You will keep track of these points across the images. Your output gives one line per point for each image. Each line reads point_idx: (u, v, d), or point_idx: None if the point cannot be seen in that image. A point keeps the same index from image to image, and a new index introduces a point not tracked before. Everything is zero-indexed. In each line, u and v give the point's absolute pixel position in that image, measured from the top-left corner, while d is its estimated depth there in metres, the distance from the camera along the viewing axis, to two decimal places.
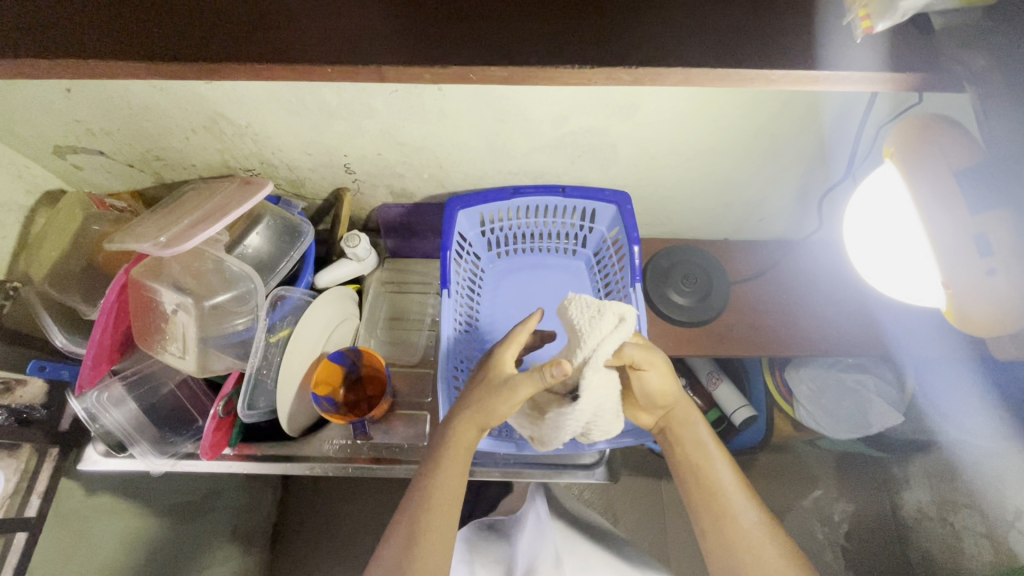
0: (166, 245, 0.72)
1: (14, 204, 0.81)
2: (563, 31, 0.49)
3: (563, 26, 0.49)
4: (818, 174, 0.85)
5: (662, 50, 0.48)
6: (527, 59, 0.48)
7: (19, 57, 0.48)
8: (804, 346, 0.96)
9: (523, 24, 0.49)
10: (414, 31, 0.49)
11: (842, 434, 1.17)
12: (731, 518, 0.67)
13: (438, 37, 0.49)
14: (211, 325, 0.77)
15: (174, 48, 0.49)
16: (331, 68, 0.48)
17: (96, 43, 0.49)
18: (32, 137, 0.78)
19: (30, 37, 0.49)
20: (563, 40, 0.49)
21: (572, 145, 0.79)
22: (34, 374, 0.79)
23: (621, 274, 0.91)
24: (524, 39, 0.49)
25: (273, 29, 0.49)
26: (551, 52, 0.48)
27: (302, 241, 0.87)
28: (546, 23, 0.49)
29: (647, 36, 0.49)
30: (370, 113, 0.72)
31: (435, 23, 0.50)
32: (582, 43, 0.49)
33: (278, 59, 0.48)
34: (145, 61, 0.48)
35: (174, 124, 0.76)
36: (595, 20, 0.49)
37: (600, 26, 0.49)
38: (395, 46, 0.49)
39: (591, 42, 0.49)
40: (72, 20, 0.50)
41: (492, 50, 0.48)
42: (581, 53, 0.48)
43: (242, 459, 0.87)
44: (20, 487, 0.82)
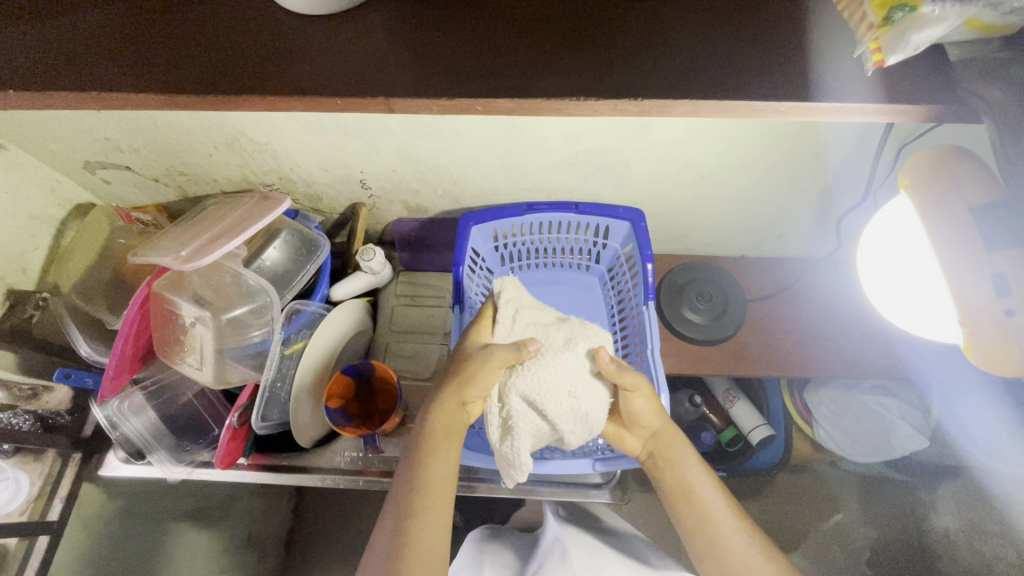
0: (186, 259, 0.74)
1: (45, 218, 0.84)
2: (568, 64, 0.50)
3: (571, 60, 0.50)
4: (837, 194, 0.83)
5: (668, 81, 0.48)
6: (533, 91, 0.48)
7: (46, 91, 0.50)
8: (823, 368, 0.94)
9: (531, 58, 0.50)
10: (423, 63, 0.50)
11: (862, 458, 1.14)
12: (716, 540, 0.66)
13: (446, 69, 0.50)
14: (228, 337, 0.78)
15: (190, 81, 0.51)
16: (340, 101, 0.49)
17: (120, 77, 0.51)
18: (65, 153, 0.82)
19: (59, 72, 0.51)
20: (570, 73, 0.49)
21: (586, 163, 0.79)
22: (60, 381, 0.82)
23: (635, 290, 0.90)
24: (531, 72, 0.49)
25: (286, 64, 0.51)
26: (557, 85, 0.49)
27: (320, 251, 0.88)
28: (553, 56, 0.50)
29: (653, 68, 0.49)
30: (385, 132, 0.74)
31: (445, 56, 0.51)
32: (587, 76, 0.49)
33: (289, 92, 0.49)
34: (163, 94, 0.50)
35: (196, 142, 0.78)
36: (601, 52, 0.50)
37: (606, 60, 0.50)
38: (405, 78, 0.50)
39: (596, 75, 0.49)
40: (100, 56, 0.52)
41: (498, 82, 0.49)
42: (586, 88, 0.48)
43: (257, 469, 0.88)
44: (43, 491, 0.85)
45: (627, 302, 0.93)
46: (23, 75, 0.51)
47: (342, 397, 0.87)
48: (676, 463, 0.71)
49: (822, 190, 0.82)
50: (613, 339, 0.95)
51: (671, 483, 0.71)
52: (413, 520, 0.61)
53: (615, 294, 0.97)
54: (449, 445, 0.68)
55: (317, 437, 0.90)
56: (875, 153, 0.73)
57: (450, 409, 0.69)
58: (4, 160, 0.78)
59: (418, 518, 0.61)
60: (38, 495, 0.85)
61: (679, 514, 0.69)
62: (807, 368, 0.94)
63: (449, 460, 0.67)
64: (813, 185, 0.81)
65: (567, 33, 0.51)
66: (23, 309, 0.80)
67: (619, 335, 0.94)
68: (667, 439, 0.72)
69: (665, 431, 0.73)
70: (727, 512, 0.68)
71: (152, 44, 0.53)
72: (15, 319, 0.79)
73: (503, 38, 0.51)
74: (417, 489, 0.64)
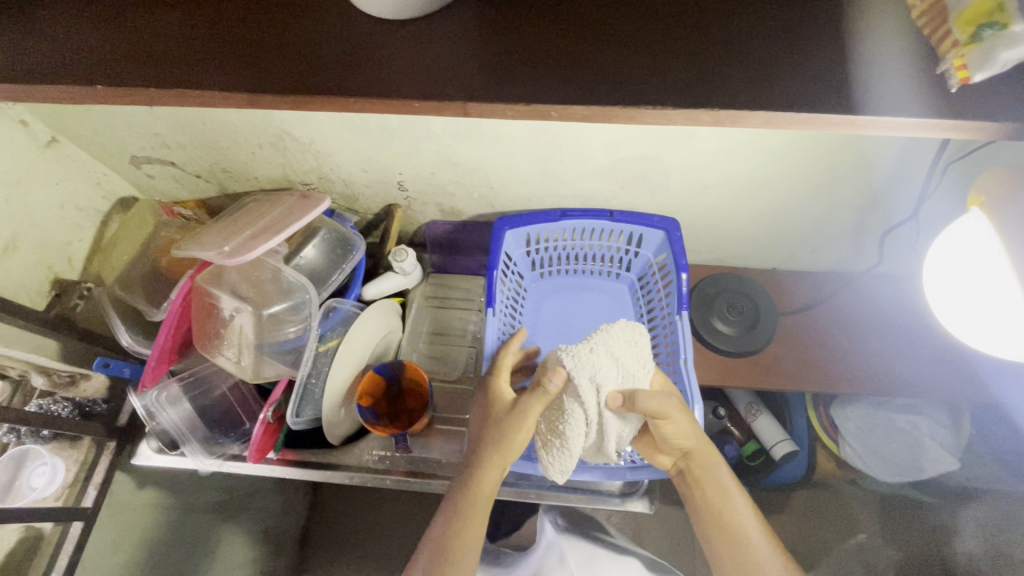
0: (229, 254, 0.75)
1: (91, 210, 0.86)
2: (637, 58, 0.49)
3: (639, 56, 0.49)
4: (878, 208, 0.82)
5: (736, 90, 0.47)
6: (604, 85, 0.47)
7: (108, 83, 0.50)
8: (858, 384, 0.92)
9: (598, 52, 0.49)
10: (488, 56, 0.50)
11: (889, 477, 1.13)
12: (750, 549, 0.72)
13: (515, 60, 0.49)
14: (265, 332, 0.79)
15: (250, 79, 0.50)
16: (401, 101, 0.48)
17: (175, 71, 0.51)
18: (113, 147, 0.83)
19: (127, 68, 0.52)
20: (639, 67, 0.48)
21: (624, 170, 0.79)
22: (99, 369, 0.83)
23: (667, 300, 0.90)
24: (596, 77, 0.48)
25: (349, 62, 0.51)
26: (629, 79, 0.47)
27: (354, 252, 0.89)
28: (622, 51, 0.49)
29: (721, 78, 0.48)
30: (428, 134, 0.75)
31: (509, 56, 0.49)
32: (651, 78, 0.48)
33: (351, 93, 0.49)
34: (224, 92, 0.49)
35: (242, 140, 0.80)
36: (669, 51, 0.49)
37: (675, 58, 0.49)
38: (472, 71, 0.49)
39: (665, 72, 0.48)
40: (160, 49, 0.52)
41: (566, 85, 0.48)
42: (656, 83, 0.47)
43: (286, 464, 0.89)
44: (78, 478, 0.87)
45: (659, 311, 0.92)
46: (98, 66, 0.52)
47: (373, 393, 0.88)
48: (713, 480, 0.76)
49: (863, 203, 0.82)
50: None
51: (702, 498, 0.76)
52: (460, 538, 0.68)
53: (645, 302, 0.97)
54: (482, 503, 0.71)
55: (346, 435, 0.91)
56: (925, 165, 0.73)
57: (491, 460, 0.71)
58: (56, 153, 0.80)
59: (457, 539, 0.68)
60: (71, 482, 0.87)
61: (705, 524, 0.76)
62: (842, 384, 0.92)
63: (479, 512, 0.70)
64: (855, 199, 0.80)
65: (634, 29, 0.50)
66: (70, 298, 0.84)
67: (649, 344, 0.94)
68: (701, 459, 0.76)
69: (699, 454, 0.76)
70: (757, 524, 0.74)
71: (221, 36, 0.53)
72: (61, 308, 0.83)
73: (570, 31, 0.50)
74: (468, 516, 0.69)
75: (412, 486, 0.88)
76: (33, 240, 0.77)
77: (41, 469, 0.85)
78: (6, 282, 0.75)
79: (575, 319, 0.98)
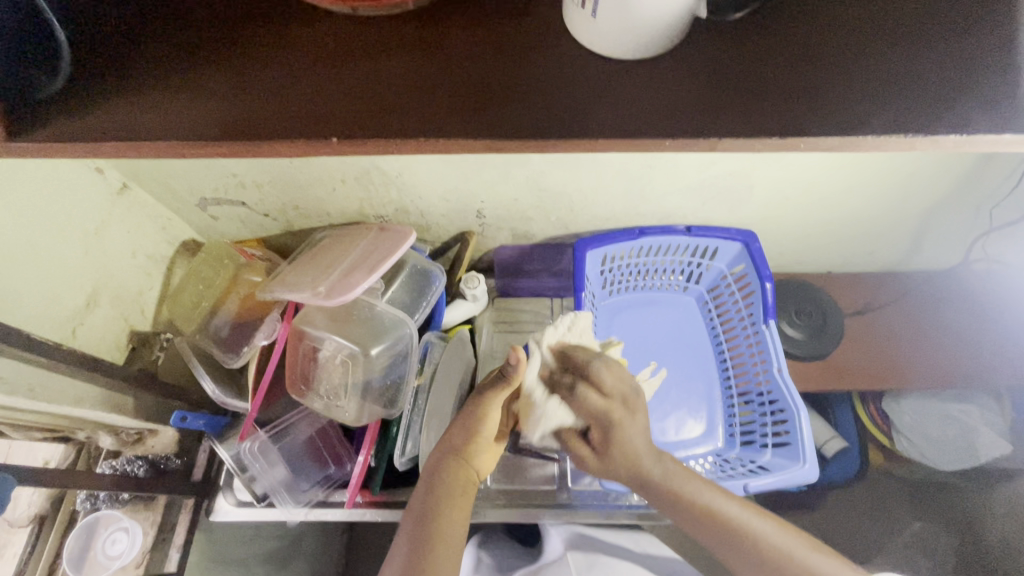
0: (325, 294, 0.72)
1: (158, 256, 0.82)
2: (960, 45, 0.39)
3: (957, 45, 0.40)
4: (948, 209, 0.85)
5: (964, 62, 0.39)
6: (924, 91, 0.38)
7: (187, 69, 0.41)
8: (921, 381, 0.97)
9: (898, 48, 0.40)
10: (768, 65, 0.39)
11: (948, 465, 1.13)
12: (789, 558, 0.61)
13: (801, 63, 0.39)
14: (367, 372, 0.77)
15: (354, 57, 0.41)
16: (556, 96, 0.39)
17: (267, 56, 0.41)
18: (183, 191, 0.78)
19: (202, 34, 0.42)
20: (957, 59, 0.39)
21: (710, 188, 0.80)
22: (176, 425, 0.77)
23: (749, 310, 0.91)
24: (800, 47, 0.40)
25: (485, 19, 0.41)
26: (958, 81, 0.38)
27: (435, 284, 0.85)
28: (931, 42, 0.40)
29: (932, 27, 0.40)
30: (524, 162, 0.72)
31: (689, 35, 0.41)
32: (863, 49, 0.40)
33: (500, 92, 0.38)
34: (336, 98, 0.39)
35: (325, 176, 0.76)
36: (987, 37, 0.40)
37: (998, 43, 0.39)
38: (736, 78, 0.39)
39: (997, 65, 0.39)
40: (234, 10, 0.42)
41: (731, 64, 0.40)
42: (995, 82, 0.38)
43: (373, 506, 0.83)
44: (157, 541, 0.83)
45: (736, 323, 0.94)
46: (233, 68, 0.40)
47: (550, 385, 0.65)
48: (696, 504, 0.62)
49: (939, 205, 0.84)
50: (721, 359, 0.96)
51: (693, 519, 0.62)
52: (445, 517, 0.57)
53: (718, 315, 0.97)
54: (455, 498, 0.59)
55: None
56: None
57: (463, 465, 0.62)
58: (127, 200, 0.75)
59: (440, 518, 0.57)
60: (149, 546, 0.82)
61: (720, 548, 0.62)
62: (906, 381, 0.97)
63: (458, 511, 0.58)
64: (925, 204, 0.83)
65: (936, 15, 0.41)
66: (150, 350, 0.82)
67: (727, 355, 0.95)
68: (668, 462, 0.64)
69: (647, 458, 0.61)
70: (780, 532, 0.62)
71: (400, 35, 0.41)
72: (140, 361, 0.81)
73: (855, 17, 0.41)
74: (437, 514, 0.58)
75: (505, 515, 0.87)
76: (110, 293, 0.74)
77: (117, 536, 0.81)
78: (87, 340, 0.72)
79: (648, 334, 0.98)
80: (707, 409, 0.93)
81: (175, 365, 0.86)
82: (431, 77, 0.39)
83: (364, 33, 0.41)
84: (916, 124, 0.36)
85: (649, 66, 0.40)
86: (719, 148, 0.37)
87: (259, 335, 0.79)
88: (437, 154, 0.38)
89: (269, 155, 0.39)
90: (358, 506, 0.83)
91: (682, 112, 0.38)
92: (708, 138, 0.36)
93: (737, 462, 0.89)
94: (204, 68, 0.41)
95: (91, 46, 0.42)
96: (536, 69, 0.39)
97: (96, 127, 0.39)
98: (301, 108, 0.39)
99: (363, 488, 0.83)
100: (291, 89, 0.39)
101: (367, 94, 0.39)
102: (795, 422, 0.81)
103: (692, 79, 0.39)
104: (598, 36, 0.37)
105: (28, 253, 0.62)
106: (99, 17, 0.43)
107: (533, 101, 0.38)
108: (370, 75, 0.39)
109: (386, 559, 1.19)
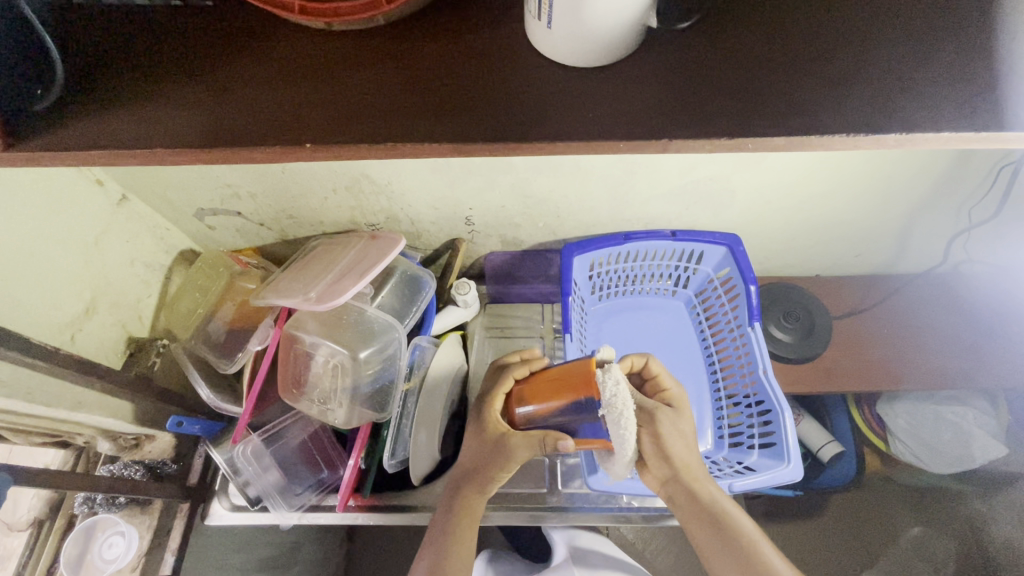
0: (315, 299, 0.74)
1: (156, 265, 0.85)
2: (901, 51, 0.42)
3: (897, 47, 0.42)
4: (927, 211, 0.86)
5: (902, 64, 0.41)
6: (867, 92, 0.40)
7: (173, 80, 0.43)
8: (908, 382, 0.97)
9: (848, 54, 0.42)
10: (718, 70, 0.42)
11: (943, 468, 1.12)
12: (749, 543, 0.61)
13: (753, 70, 0.42)
14: (356, 379, 0.79)
15: (326, 68, 0.43)
16: (517, 99, 0.41)
17: (251, 68, 0.43)
18: (180, 201, 0.81)
19: (190, 50, 0.45)
20: (898, 65, 0.41)
21: (692, 193, 0.81)
22: (172, 430, 0.79)
23: (734, 313, 0.92)
24: (750, 54, 0.42)
25: (454, 33, 0.44)
26: (902, 84, 0.40)
27: (425, 289, 0.87)
28: (876, 47, 0.42)
29: (876, 32, 0.43)
30: (508, 170, 0.74)
31: (645, 43, 0.43)
32: (808, 54, 0.42)
33: (466, 100, 0.41)
34: (311, 108, 0.41)
35: (317, 186, 0.79)
36: (930, 42, 0.42)
37: (941, 47, 0.42)
38: (689, 83, 0.41)
39: (934, 65, 0.41)
40: (222, 28, 0.45)
41: (682, 69, 0.42)
42: (935, 84, 0.40)
43: (365, 510, 0.85)
44: (154, 544, 0.84)
45: (723, 326, 0.95)
46: (217, 80, 0.43)
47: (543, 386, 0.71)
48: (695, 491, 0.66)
49: (917, 207, 0.85)
50: (710, 362, 0.97)
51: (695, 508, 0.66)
52: (457, 540, 0.66)
53: (706, 318, 0.98)
54: (467, 524, 0.67)
55: (425, 474, 0.87)
56: (999, 161, 0.75)
57: (474, 499, 0.69)
58: (127, 211, 0.78)
59: (451, 541, 0.66)
60: (146, 550, 0.84)
61: (713, 547, 0.63)
62: (894, 383, 0.97)
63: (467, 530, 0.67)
64: (904, 207, 0.84)
65: (882, 22, 0.43)
66: (147, 356, 0.84)
67: (716, 358, 0.96)
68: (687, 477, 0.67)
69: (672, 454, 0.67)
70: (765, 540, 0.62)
71: (376, 48, 0.43)
72: (138, 366, 0.82)
73: (803, 25, 0.43)
74: (451, 532, 0.66)
75: (497, 518, 0.88)
76: (109, 301, 0.76)
77: (113, 540, 0.83)
78: (86, 346, 0.74)
79: (638, 338, 0.99)
80: (697, 412, 0.94)
81: (172, 371, 0.89)
82: (401, 84, 0.42)
83: (342, 47, 0.44)
84: (860, 125, 0.39)
85: (606, 73, 0.42)
86: (673, 149, 0.39)
87: (252, 342, 0.81)
88: (410, 158, 0.40)
89: (248, 161, 0.41)
90: (350, 509, 0.84)
91: (639, 116, 0.40)
92: (660, 139, 0.39)
93: (726, 464, 0.90)
94: (191, 81, 0.43)
95: (84, 63, 0.44)
96: (501, 76, 0.42)
97: (84, 135, 0.41)
98: (278, 118, 0.41)
99: (356, 492, 0.84)
100: (265, 98, 0.42)
101: (342, 101, 0.41)
102: (780, 423, 0.81)
103: (647, 85, 0.42)
104: (557, 46, 0.40)
105: (28, 261, 0.64)
106: (89, 33, 0.46)
107: (497, 105, 0.41)
108: (347, 87, 0.42)
109: (384, 567, 1.19)
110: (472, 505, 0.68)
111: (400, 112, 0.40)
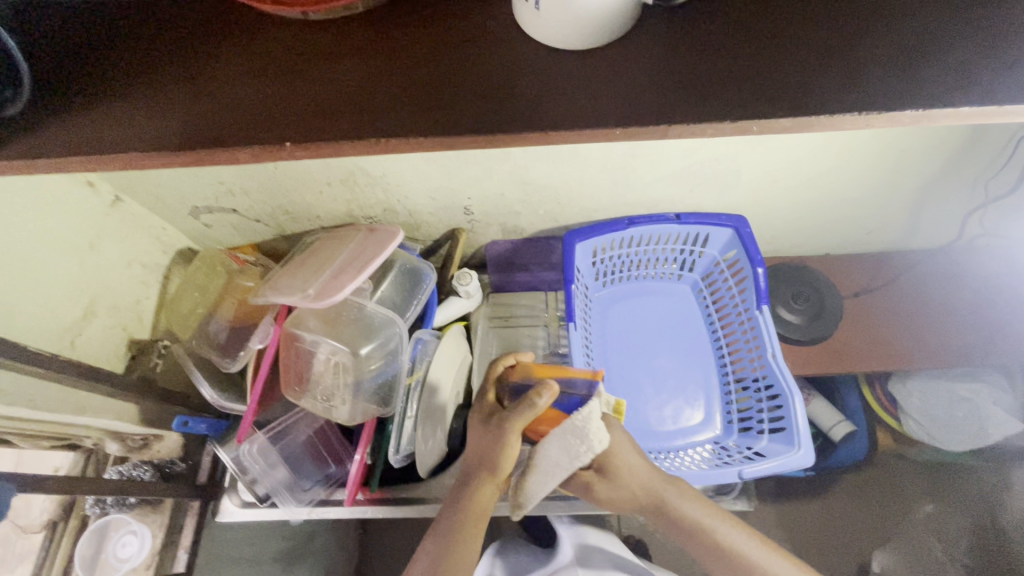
0: (314, 296, 0.73)
1: (154, 265, 0.84)
2: (913, 21, 0.39)
3: (909, 16, 0.39)
4: (941, 186, 0.83)
5: (914, 33, 0.39)
6: (876, 65, 0.38)
7: (145, 76, 0.42)
8: (920, 362, 0.95)
9: (855, 25, 0.39)
10: (718, 46, 0.40)
11: (956, 445, 1.10)
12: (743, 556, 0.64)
13: (754, 46, 0.39)
14: (359, 375, 0.78)
15: (305, 61, 0.41)
16: (506, 85, 0.39)
17: (225, 61, 0.42)
18: (174, 201, 0.80)
19: (164, 45, 0.43)
20: (910, 33, 0.39)
21: (696, 175, 0.79)
22: (178, 429, 0.81)
23: (742, 296, 0.90)
24: (749, 30, 0.40)
25: (436, 19, 0.42)
26: (917, 55, 0.38)
27: (426, 282, 0.86)
28: (887, 18, 0.39)
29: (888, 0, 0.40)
30: (505, 158, 0.72)
31: (640, 21, 0.41)
32: (814, 27, 0.40)
33: (448, 88, 0.39)
34: (288, 105, 0.39)
35: (311, 180, 0.77)
36: (947, 10, 0.39)
37: (957, 16, 0.39)
38: (687, 62, 0.39)
39: (950, 34, 0.38)
40: (198, 21, 0.44)
41: (677, 48, 0.40)
42: (951, 54, 0.37)
43: (373, 503, 0.85)
44: (166, 541, 0.86)
45: (730, 310, 0.93)
46: (192, 76, 0.41)
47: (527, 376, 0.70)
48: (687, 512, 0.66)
49: (931, 182, 0.82)
50: (718, 346, 0.95)
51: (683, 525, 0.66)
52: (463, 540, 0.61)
53: (713, 301, 0.96)
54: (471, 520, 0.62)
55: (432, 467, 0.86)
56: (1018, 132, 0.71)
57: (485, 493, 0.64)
58: (121, 212, 0.77)
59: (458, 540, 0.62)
60: (159, 548, 0.85)
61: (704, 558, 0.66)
62: (906, 362, 0.95)
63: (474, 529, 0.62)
64: (917, 182, 0.81)
65: None
66: (149, 357, 0.84)
67: (723, 342, 0.94)
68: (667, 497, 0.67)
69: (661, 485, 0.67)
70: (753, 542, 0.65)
71: (356, 38, 0.41)
72: (141, 368, 0.82)
73: None
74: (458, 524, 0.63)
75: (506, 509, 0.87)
76: (108, 304, 0.76)
77: (127, 539, 0.83)
78: (87, 350, 0.74)
79: (643, 324, 0.97)
80: (705, 398, 0.93)
81: (176, 371, 0.89)
82: (382, 75, 0.40)
83: (320, 37, 0.42)
84: (870, 101, 0.36)
85: (602, 55, 0.40)
86: (673, 135, 0.37)
87: (254, 340, 0.81)
88: (394, 153, 0.39)
89: (223, 164, 0.40)
90: (359, 504, 0.84)
91: (635, 102, 0.38)
92: (659, 124, 0.37)
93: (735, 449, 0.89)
94: (165, 78, 0.41)
95: (56, 65, 0.43)
96: (487, 62, 0.40)
97: (55, 141, 0.40)
98: (257, 115, 0.40)
99: (363, 486, 0.84)
100: (244, 95, 0.40)
101: (320, 96, 0.40)
102: (789, 405, 0.80)
103: (644, 66, 0.39)
104: (547, 29, 0.38)
105: (23, 268, 0.63)
106: (57, 32, 0.44)
107: (482, 95, 0.39)
108: (326, 82, 0.40)
109: (396, 555, 1.21)
110: (483, 495, 0.64)
111: (378, 106, 0.38)
